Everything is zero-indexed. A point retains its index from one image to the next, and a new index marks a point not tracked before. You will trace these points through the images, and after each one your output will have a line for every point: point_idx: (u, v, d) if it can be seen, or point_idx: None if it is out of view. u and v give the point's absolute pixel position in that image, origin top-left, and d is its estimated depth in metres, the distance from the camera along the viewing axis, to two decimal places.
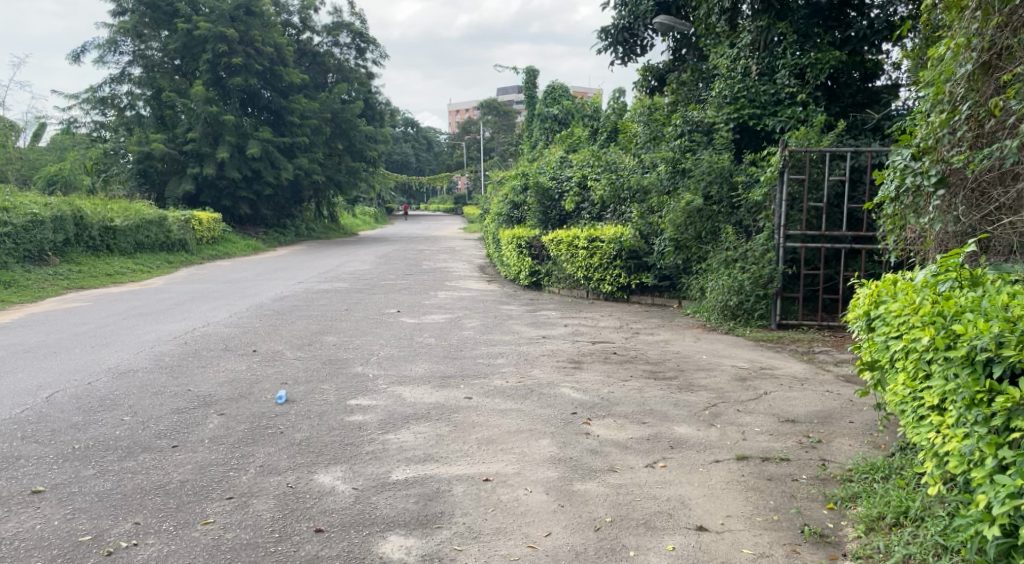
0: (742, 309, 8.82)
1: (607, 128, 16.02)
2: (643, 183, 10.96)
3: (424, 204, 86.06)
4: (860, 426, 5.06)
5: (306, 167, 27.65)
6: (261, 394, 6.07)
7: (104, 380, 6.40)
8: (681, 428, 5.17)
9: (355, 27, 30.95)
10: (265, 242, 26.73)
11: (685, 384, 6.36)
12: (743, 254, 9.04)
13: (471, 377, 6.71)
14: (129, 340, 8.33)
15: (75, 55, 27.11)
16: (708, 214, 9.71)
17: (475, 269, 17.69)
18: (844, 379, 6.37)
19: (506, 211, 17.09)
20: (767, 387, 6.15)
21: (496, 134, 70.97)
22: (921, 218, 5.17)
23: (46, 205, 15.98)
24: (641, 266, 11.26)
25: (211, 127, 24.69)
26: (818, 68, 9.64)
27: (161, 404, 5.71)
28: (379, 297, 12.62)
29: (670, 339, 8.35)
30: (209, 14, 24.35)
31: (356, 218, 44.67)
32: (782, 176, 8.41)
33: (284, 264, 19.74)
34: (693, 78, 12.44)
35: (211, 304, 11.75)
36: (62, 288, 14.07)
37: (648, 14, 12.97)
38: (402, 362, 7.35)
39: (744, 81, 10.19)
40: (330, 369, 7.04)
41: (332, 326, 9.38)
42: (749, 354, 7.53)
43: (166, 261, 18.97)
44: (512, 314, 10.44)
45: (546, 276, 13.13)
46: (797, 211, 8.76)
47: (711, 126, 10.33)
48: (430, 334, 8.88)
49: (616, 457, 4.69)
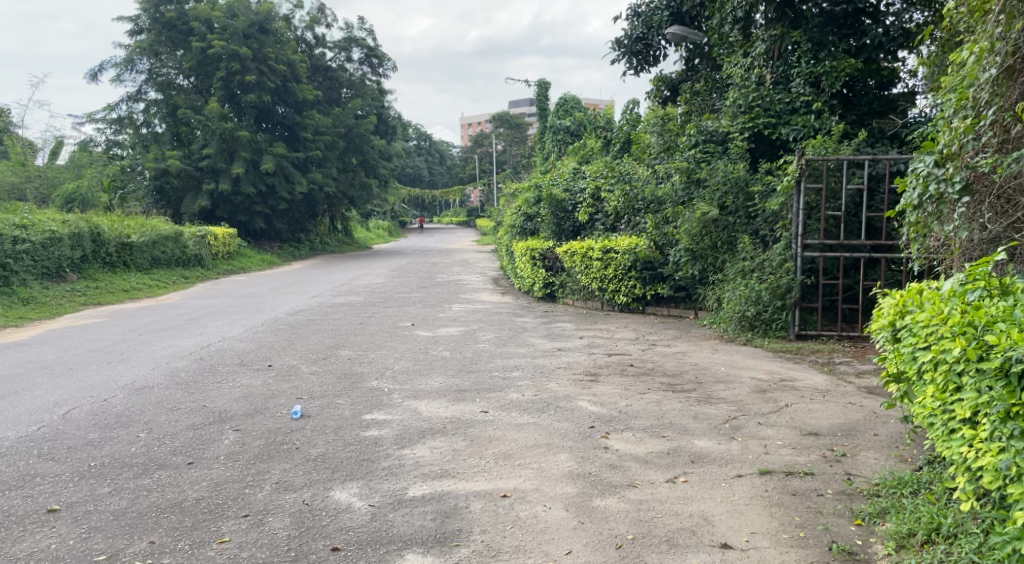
0: (760, 320, 8.72)
1: (620, 139, 15.96)
2: (658, 194, 10.95)
3: (438, 218, 86.23)
4: (886, 438, 4.97)
5: (319, 182, 27.77)
6: (276, 410, 6.03)
7: (121, 396, 6.39)
8: (701, 442, 5.09)
9: (366, 43, 31.20)
10: (280, 256, 26.84)
11: (704, 397, 6.28)
12: (759, 264, 8.96)
13: (487, 391, 6.66)
14: (145, 356, 8.33)
15: (94, 73, 27.49)
16: (724, 224, 9.70)
17: (489, 281, 17.65)
18: (866, 391, 6.26)
19: (519, 223, 17.05)
20: (788, 399, 6.05)
21: (508, 147, 71.11)
22: (945, 225, 5.08)
23: (64, 222, 16.12)
24: (656, 277, 11.17)
25: (226, 144, 24.88)
26: (833, 76, 9.48)
27: (177, 420, 5.69)
28: (394, 310, 12.60)
29: (688, 351, 8.27)
30: (223, 32, 24.64)
31: (370, 232, 44.83)
32: (799, 185, 8.34)
33: (299, 278, 19.80)
34: (707, 88, 12.37)
35: (227, 319, 11.79)
36: (79, 304, 14.15)
37: (662, 23, 12.98)
38: (417, 376, 7.30)
39: (759, 90, 10.16)
40: (346, 384, 6.99)
41: (347, 340, 9.37)
42: (768, 365, 7.43)
43: (182, 276, 19.09)
44: (527, 326, 10.38)
45: (560, 288, 13.06)
46: (814, 220, 8.69)
47: (726, 135, 10.42)
48: (445, 347, 8.84)
49: (636, 472, 4.61)
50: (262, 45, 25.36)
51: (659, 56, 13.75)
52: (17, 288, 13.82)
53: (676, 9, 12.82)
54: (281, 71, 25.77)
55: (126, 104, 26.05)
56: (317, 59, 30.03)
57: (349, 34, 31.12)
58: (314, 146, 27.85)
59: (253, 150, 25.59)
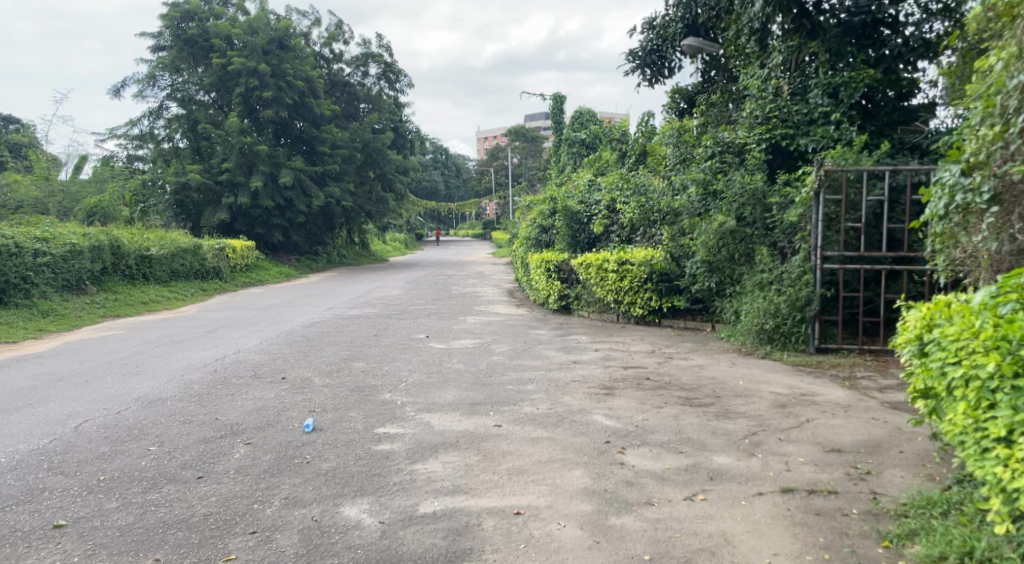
0: (779, 332, 8.57)
1: (635, 151, 15.89)
2: (674, 205, 10.80)
3: (454, 231, 86.45)
4: (912, 456, 4.82)
5: (336, 196, 27.86)
6: (288, 423, 5.96)
7: (133, 409, 6.35)
8: (720, 458, 4.96)
9: (383, 59, 31.37)
10: (297, 269, 26.91)
11: (723, 411, 6.15)
12: (778, 276, 8.82)
13: (500, 404, 6.56)
14: (160, 368, 8.30)
15: (115, 89, 27.86)
16: (741, 236, 9.55)
17: (504, 293, 17.58)
18: (890, 406, 6.10)
19: (534, 235, 16.99)
20: (809, 414, 5.91)
21: (524, 160, 71.20)
22: (972, 236, 4.97)
23: (84, 235, 16.24)
24: (672, 289, 11.05)
25: (244, 157, 25.04)
26: (852, 86, 9.43)
27: (189, 433, 5.63)
28: (409, 322, 12.55)
29: (705, 364, 8.13)
30: (242, 48, 24.87)
31: (386, 245, 44.95)
32: (818, 196, 8.27)
33: (315, 291, 19.82)
34: (724, 99, 12.28)
35: (242, 331, 11.78)
36: (98, 317, 14.20)
37: (677, 36, 12.91)
38: (431, 389, 7.21)
39: (776, 101, 10.06)
40: (358, 397, 6.91)
41: (361, 352, 9.31)
42: (788, 379, 7.29)
43: (200, 289, 19.17)
44: (542, 339, 10.28)
45: (575, 300, 12.97)
46: (834, 232, 8.55)
47: (743, 147, 10.10)
48: (459, 360, 8.75)
49: (654, 489, 4.49)
50: (280, 61, 25.55)
51: (674, 68, 13.66)
52: (37, 300, 13.89)
53: (691, 22, 12.66)
54: (299, 87, 25.90)
55: (147, 120, 26.36)
56: (334, 74, 30.27)
57: (366, 49, 31.33)
58: (331, 160, 27.96)
59: (271, 164, 25.72)
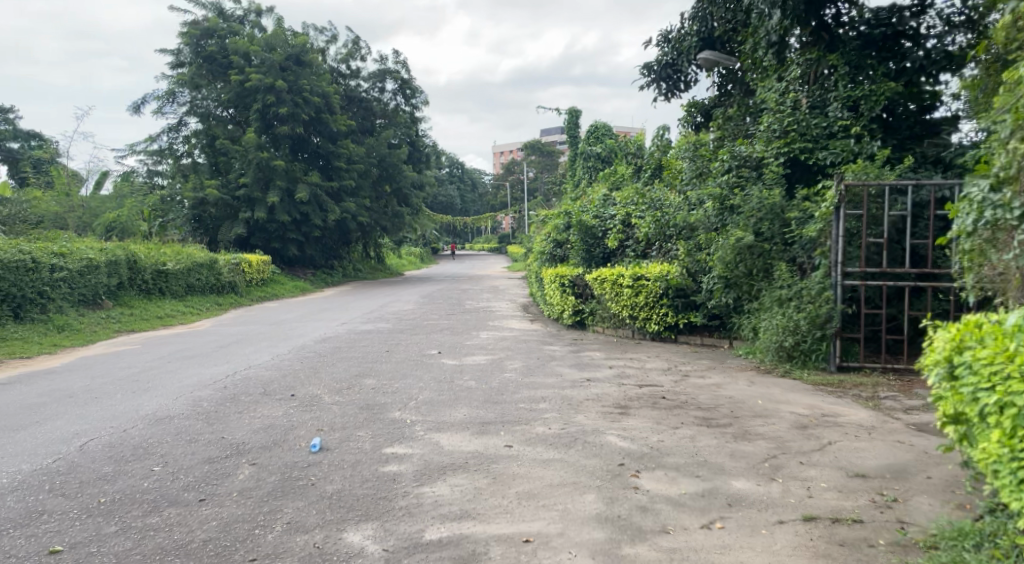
0: (799, 350, 8.37)
1: (651, 165, 15.74)
2: (690, 220, 10.78)
3: (470, 245, 86.53)
4: (940, 482, 4.64)
5: (352, 211, 27.87)
6: (295, 442, 5.85)
7: (140, 427, 6.25)
8: (739, 483, 4.79)
9: (400, 75, 31.46)
10: (313, 283, 26.90)
11: (741, 433, 5.96)
12: (797, 292, 8.62)
13: (511, 424, 6.41)
14: (170, 385, 8.22)
15: (135, 105, 28.21)
16: (759, 251, 9.36)
17: (518, 308, 17.43)
18: (915, 428, 5.91)
19: (549, 249, 16.88)
20: (831, 436, 5.72)
21: (540, 174, 71.15)
22: (1003, 253, 4.80)
23: (101, 250, 16.30)
24: (689, 304, 10.86)
25: (261, 173, 25.12)
26: (873, 99, 9.24)
27: (194, 453, 5.53)
28: (422, 338, 12.42)
29: (723, 383, 7.93)
30: (260, 65, 25.03)
31: (401, 259, 44.96)
32: (838, 211, 8.09)
33: (329, 306, 19.77)
34: (741, 112, 12.12)
35: (255, 346, 11.71)
36: (113, 332, 14.21)
37: (691, 49, 12.77)
38: (441, 407, 7.07)
39: (795, 114, 9.87)
40: (367, 415, 6.79)
41: (372, 368, 9.19)
42: (808, 399, 7.10)
43: (216, 303, 19.18)
44: (556, 355, 10.12)
45: (590, 315, 12.80)
46: (855, 247, 8.36)
47: (760, 160, 10.09)
48: (471, 377, 8.61)
49: (669, 516, 4.33)
50: (297, 77, 25.61)
51: (689, 82, 13.52)
52: (53, 315, 13.91)
53: (707, 35, 12.56)
54: (316, 103, 25.97)
55: (166, 136, 26.66)
56: (350, 90, 30.39)
57: (383, 65, 31.43)
58: (347, 176, 27.97)
59: (287, 179, 25.79)
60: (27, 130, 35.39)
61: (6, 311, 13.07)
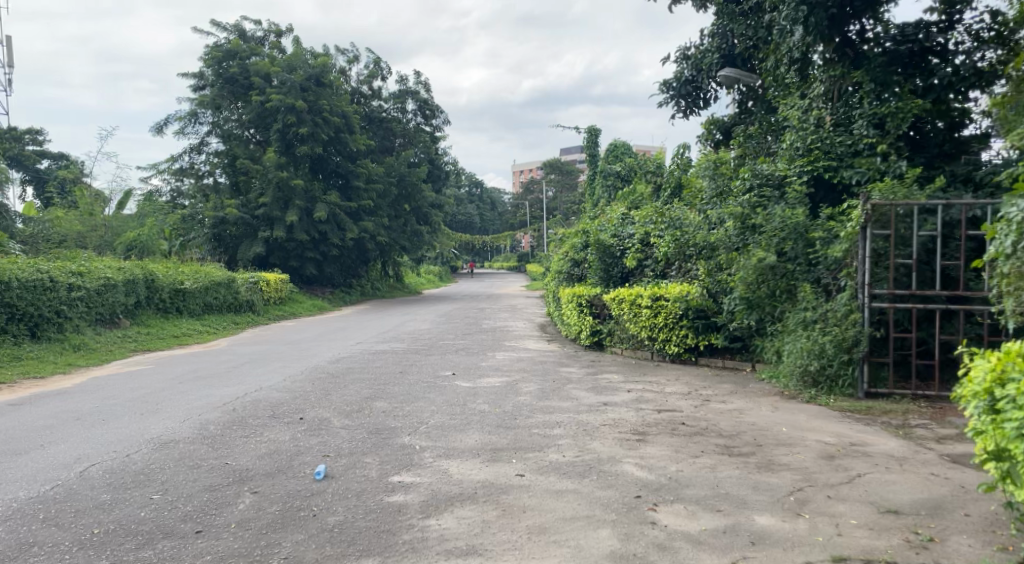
0: (825, 375, 8.11)
1: (671, 184, 15.54)
2: (711, 240, 10.51)
3: (489, 263, 86.42)
4: (978, 520, 4.40)
5: (370, 231, 27.80)
6: (300, 469, 5.66)
7: (143, 452, 6.08)
8: (763, 518, 4.55)
9: (421, 95, 31.59)
10: (331, 302, 26.84)
11: (765, 464, 5.74)
12: (822, 315, 8.35)
13: (524, 450, 6.19)
14: (179, 407, 8.07)
15: (158, 126, 28.49)
16: (782, 272, 9.11)
17: (536, 328, 17.19)
18: (950, 461, 5.66)
19: (566, 268, 16.67)
20: (860, 469, 5.49)
21: (560, 193, 71.01)
22: None
23: (119, 269, 16.30)
24: (710, 326, 10.58)
25: (281, 192, 25.21)
26: (899, 117, 8.99)
27: (195, 480, 5.35)
28: (436, 358, 12.22)
29: (745, 409, 7.66)
30: (280, 86, 25.16)
31: (421, 278, 44.90)
32: (864, 231, 7.89)
33: (345, 325, 19.63)
34: (762, 130, 11.89)
35: (267, 367, 11.56)
36: (128, 351, 14.14)
37: (713, 66, 12.57)
38: (453, 432, 6.87)
39: (818, 132, 9.72)
40: (376, 440, 6.59)
41: (384, 391, 8.99)
42: (836, 427, 6.85)
43: (233, 322, 19.13)
44: (573, 377, 9.87)
45: (608, 336, 12.54)
46: (883, 268, 8.11)
47: (783, 179, 9.79)
48: (485, 400, 8.40)
49: (688, 555, 4.11)
50: (317, 97, 25.74)
51: (709, 98, 13.25)
52: (69, 334, 13.85)
53: (728, 52, 12.39)
54: (335, 123, 26.06)
55: (187, 155, 26.81)
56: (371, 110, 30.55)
57: (404, 86, 31.56)
58: (366, 196, 27.95)
59: (306, 198, 25.90)
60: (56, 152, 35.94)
61: (23, 330, 13.04)
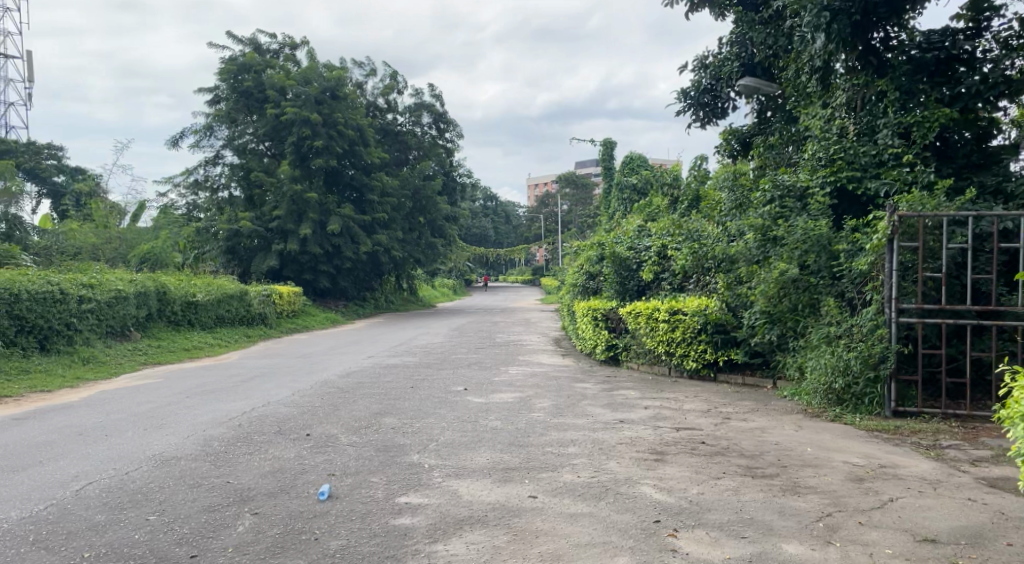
0: (850, 393, 7.84)
1: (688, 197, 15.30)
2: (730, 252, 10.30)
3: (504, 277, 86.20)
4: (1022, 550, 4.18)
5: (384, 244, 27.69)
6: (304, 488, 5.44)
7: (143, 469, 5.87)
8: (790, 545, 4.32)
9: (436, 109, 31.52)
10: (345, 315, 26.68)
11: (791, 486, 5.49)
12: (847, 330, 8.07)
13: (537, 470, 5.95)
14: (183, 423, 7.88)
15: (174, 140, 28.60)
16: (804, 285, 8.89)
17: (550, 342, 16.92)
18: (987, 486, 5.42)
19: (581, 281, 16.44)
20: (892, 493, 5.25)
21: (574, 207, 70.79)
22: None
23: (131, 282, 16.23)
24: (729, 341, 10.29)
25: (296, 205, 25.23)
26: (925, 126, 8.72)
27: (194, 500, 5.14)
28: (448, 373, 11.98)
29: (767, 428, 7.39)
30: (296, 99, 25.20)
31: (435, 291, 44.76)
32: (891, 244, 7.61)
33: (357, 338, 19.43)
34: (782, 141, 11.66)
35: (276, 381, 11.37)
36: (138, 364, 14.02)
37: (732, 75, 12.34)
38: (464, 450, 6.64)
39: (841, 142, 9.48)
40: (384, 458, 6.36)
41: (394, 406, 8.77)
42: (864, 448, 6.58)
43: (245, 335, 19.01)
44: (587, 394, 9.59)
45: (624, 351, 12.27)
46: (910, 282, 7.81)
47: (805, 191, 9.58)
48: (497, 416, 8.16)
49: None
50: (332, 111, 25.68)
51: (728, 108, 12.99)
52: (79, 347, 13.75)
53: (748, 61, 12.16)
54: (350, 136, 26.01)
55: (203, 168, 26.85)
56: (387, 124, 30.54)
57: (419, 99, 31.50)
58: (381, 209, 27.89)
59: (321, 211, 25.83)
60: (75, 167, 36.24)
61: (32, 343, 12.94)
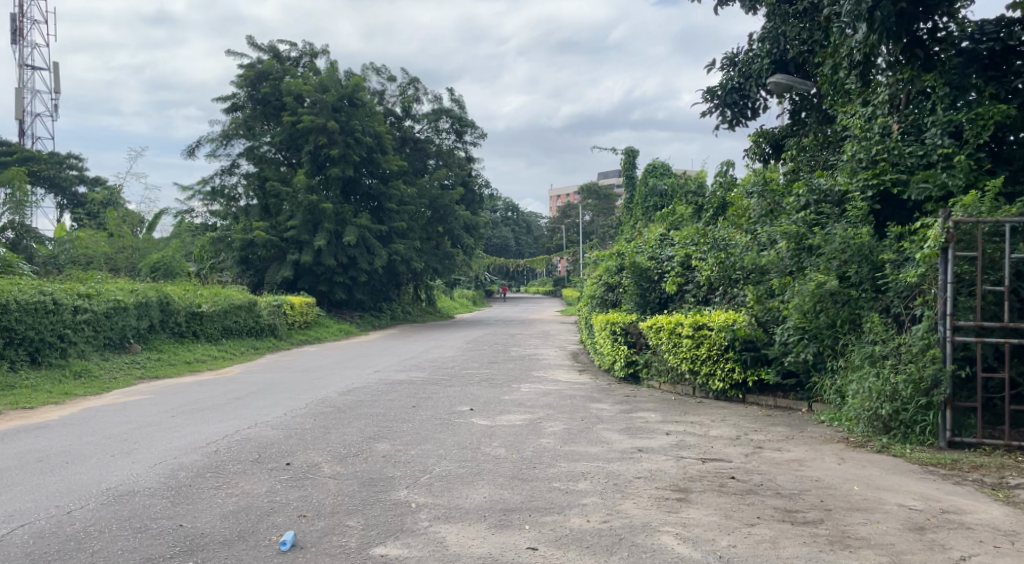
0: (899, 421, 6.97)
1: (714, 203, 14.40)
2: (761, 262, 9.58)
3: (525, 289, 85.30)
4: None
5: (402, 254, 26.92)
6: (266, 535, 4.69)
7: (88, 508, 5.15)
8: None
9: (455, 113, 30.77)
10: (359, 327, 25.96)
11: (838, 537, 4.65)
12: (895, 349, 7.21)
13: (540, 512, 5.13)
14: (157, 448, 7.15)
15: (190, 149, 28.19)
16: (844, 299, 8.08)
17: (566, 357, 16.04)
18: None
19: (600, 292, 15.59)
20: (964, 548, 4.50)
21: (597, 218, 69.84)
22: None
23: (133, 291, 15.64)
24: (759, 359, 9.40)
25: (311, 215, 24.66)
26: (979, 124, 7.77)
27: (133, 550, 4.40)
28: (455, 390, 11.16)
29: (805, 460, 6.51)
30: (313, 107, 24.64)
31: (453, 301, 43.90)
32: (945, 253, 6.71)
33: (368, 351, 18.64)
34: (816, 144, 10.85)
35: (271, 399, 10.62)
36: (134, 379, 13.34)
37: (762, 72, 11.48)
38: (462, 484, 5.84)
39: (884, 142, 8.61)
40: (367, 493, 5.59)
41: (389, 429, 7.98)
42: (921, 486, 5.72)
43: (253, 348, 18.34)
44: (604, 417, 8.71)
45: (644, 368, 11.41)
46: (966, 295, 6.89)
47: (843, 195, 9.03)
48: (501, 442, 7.35)
49: None
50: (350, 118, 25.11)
51: (758, 108, 12.08)
52: (73, 360, 13.11)
53: (779, 58, 11.28)
54: (367, 143, 25.35)
55: (219, 177, 26.34)
56: (405, 131, 29.86)
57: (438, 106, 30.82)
58: (399, 219, 27.21)
59: (336, 221, 25.16)
60: (94, 177, 36.06)
61: (22, 356, 12.31)
